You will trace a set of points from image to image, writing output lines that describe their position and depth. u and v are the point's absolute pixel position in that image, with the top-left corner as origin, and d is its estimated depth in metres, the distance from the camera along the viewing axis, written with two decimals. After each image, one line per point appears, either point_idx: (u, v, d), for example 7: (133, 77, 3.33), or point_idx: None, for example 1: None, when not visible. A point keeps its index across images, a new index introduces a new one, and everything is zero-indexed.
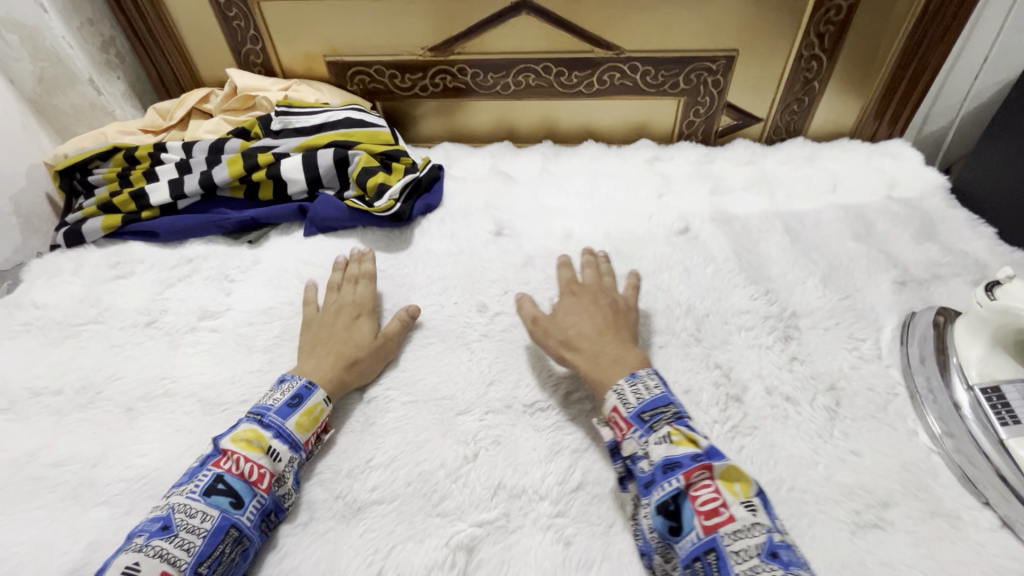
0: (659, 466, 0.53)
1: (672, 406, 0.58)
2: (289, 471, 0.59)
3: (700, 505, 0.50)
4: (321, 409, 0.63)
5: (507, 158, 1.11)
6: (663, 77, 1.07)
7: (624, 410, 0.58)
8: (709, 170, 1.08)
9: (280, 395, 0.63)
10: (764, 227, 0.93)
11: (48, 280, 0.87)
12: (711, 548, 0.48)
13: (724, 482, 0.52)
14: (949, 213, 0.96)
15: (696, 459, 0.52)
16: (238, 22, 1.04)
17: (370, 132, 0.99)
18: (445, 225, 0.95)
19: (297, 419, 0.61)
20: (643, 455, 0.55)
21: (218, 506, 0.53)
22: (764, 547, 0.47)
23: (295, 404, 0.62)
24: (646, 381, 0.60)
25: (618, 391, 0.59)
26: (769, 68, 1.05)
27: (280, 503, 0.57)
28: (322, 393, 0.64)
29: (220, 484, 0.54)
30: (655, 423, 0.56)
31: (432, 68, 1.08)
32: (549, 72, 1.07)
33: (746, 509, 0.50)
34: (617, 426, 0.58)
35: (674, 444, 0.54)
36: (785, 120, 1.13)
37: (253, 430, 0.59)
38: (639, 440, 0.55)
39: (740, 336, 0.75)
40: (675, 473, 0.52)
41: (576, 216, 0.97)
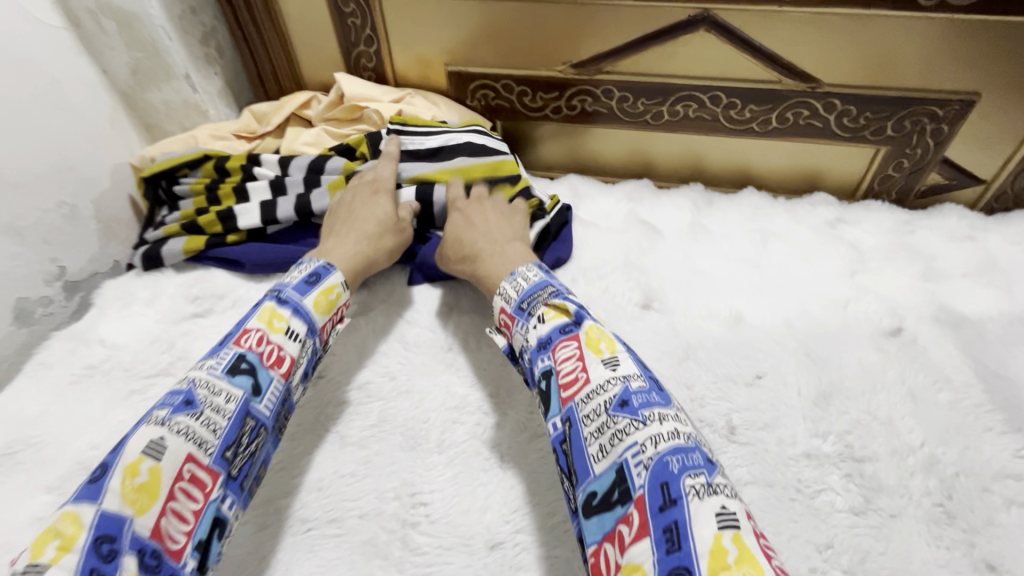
0: (536, 347, 0.52)
1: (551, 287, 0.58)
2: (303, 356, 0.55)
3: (562, 376, 0.48)
4: (338, 292, 0.61)
5: (648, 202, 0.92)
6: (866, 119, 0.83)
7: (507, 306, 0.58)
8: (914, 242, 0.84)
9: (297, 274, 0.59)
10: (1009, 338, 0.69)
11: (120, 310, 0.75)
12: (568, 420, 0.46)
13: (590, 348, 0.49)
14: None
15: (563, 330, 0.51)
16: (353, 20, 0.89)
17: (492, 165, 0.81)
18: (578, 288, 0.77)
19: (315, 297, 0.57)
20: (526, 347, 0.54)
21: (242, 387, 0.48)
22: (614, 402, 0.44)
23: (314, 282, 0.58)
24: (523, 275, 0.60)
25: (502, 291, 0.60)
26: (1018, 120, 0.80)
27: (288, 401, 0.53)
28: (339, 276, 0.62)
29: (243, 363, 0.49)
30: (531, 307, 0.56)
31: (571, 87, 0.89)
32: (717, 102, 0.86)
33: (607, 366, 0.47)
34: (505, 325, 0.58)
35: (545, 322, 0.53)
36: (1019, 187, 0.87)
37: (272, 306, 0.54)
38: (521, 329, 0.55)
39: (1014, 518, 0.53)
40: (546, 351, 0.51)
41: (743, 292, 0.76)
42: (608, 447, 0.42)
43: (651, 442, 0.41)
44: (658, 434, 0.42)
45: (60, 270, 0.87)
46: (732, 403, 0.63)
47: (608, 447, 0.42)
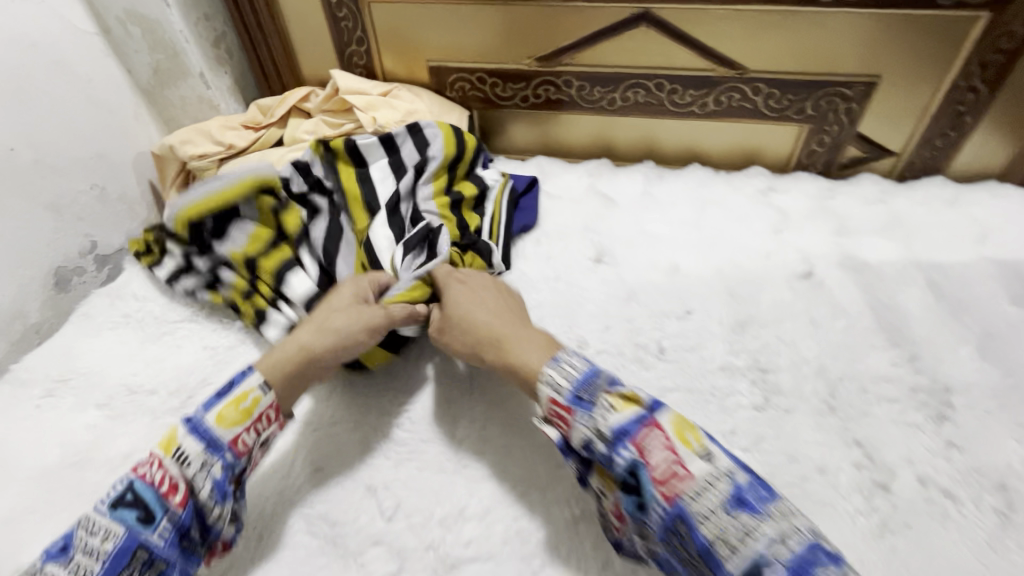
0: (614, 440, 0.51)
1: (605, 374, 0.56)
2: (201, 476, 0.54)
3: (657, 473, 0.49)
4: (252, 398, 0.58)
5: (606, 178, 1.05)
6: (789, 101, 0.97)
7: (560, 397, 0.55)
8: (832, 206, 0.97)
9: None
10: (901, 279, 0.82)
11: (148, 272, 0.88)
12: (680, 519, 0.47)
13: (679, 437, 0.51)
14: None
15: (641, 419, 0.51)
16: (346, 23, 1.03)
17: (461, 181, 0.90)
18: (541, 247, 0.91)
19: (219, 411, 0.56)
20: (593, 435, 0.51)
21: (124, 522, 0.50)
22: (730, 495, 0.47)
23: (221, 394, 0.57)
24: (570, 363, 0.57)
25: (549, 379, 0.56)
26: (915, 98, 0.93)
27: (201, 517, 0.54)
28: (256, 378, 0.59)
29: (128, 496, 0.51)
30: (594, 399, 0.53)
31: (536, 78, 1.03)
32: (661, 89, 1.00)
33: (703, 458, 0.49)
34: (559, 418, 0.54)
35: (616, 411, 0.52)
36: (924, 156, 1.01)
37: (172, 432, 0.55)
38: (584, 421, 0.53)
39: (883, 409, 0.65)
40: (628, 442, 0.50)
41: (682, 248, 0.89)
42: (736, 542, 0.45)
43: (781, 538, 0.45)
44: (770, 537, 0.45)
45: (92, 244, 0.99)
46: (664, 332, 0.76)
47: (739, 539, 0.45)
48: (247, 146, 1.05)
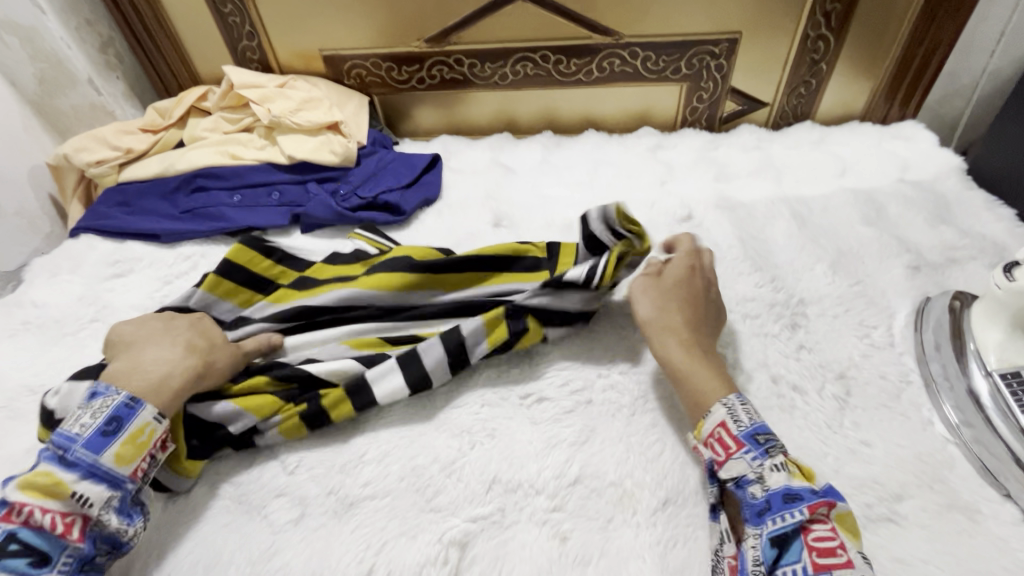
0: (779, 496, 0.49)
1: (782, 437, 0.55)
2: (106, 510, 0.51)
3: (812, 539, 0.46)
4: (148, 431, 0.54)
5: (507, 149, 1.10)
6: (665, 62, 1.04)
7: (733, 428, 0.54)
8: (714, 156, 1.05)
9: (90, 419, 0.53)
10: (770, 213, 0.90)
11: (48, 279, 0.88)
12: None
13: (840, 527, 0.48)
14: (965, 194, 0.92)
15: (819, 494, 0.48)
16: (233, 18, 1.04)
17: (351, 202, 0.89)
18: (442, 219, 0.95)
19: (115, 451, 0.52)
20: (755, 480, 0.51)
21: (14, 569, 0.47)
22: None
23: (110, 432, 0.52)
24: (754, 405, 0.57)
25: (729, 407, 0.56)
26: (774, 50, 1.02)
27: (109, 537, 0.53)
28: (148, 411, 0.55)
29: (11, 544, 0.48)
30: (771, 449, 0.52)
31: (428, 59, 1.06)
32: (547, 60, 1.05)
33: (862, 559, 0.46)
34: (721, 442, 0.54)
35: (791, 476, 0.50)
36: (792, 104, 1.10)
37: (49, 474, 0.50)
38: (752, 462, 0.51)
39: (745, 325, 0.72)
40: (798, 506, 0.48)
41: (576, 206, 0.95)
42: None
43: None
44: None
45: None
46: None
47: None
48: (147, 148, 1.04)
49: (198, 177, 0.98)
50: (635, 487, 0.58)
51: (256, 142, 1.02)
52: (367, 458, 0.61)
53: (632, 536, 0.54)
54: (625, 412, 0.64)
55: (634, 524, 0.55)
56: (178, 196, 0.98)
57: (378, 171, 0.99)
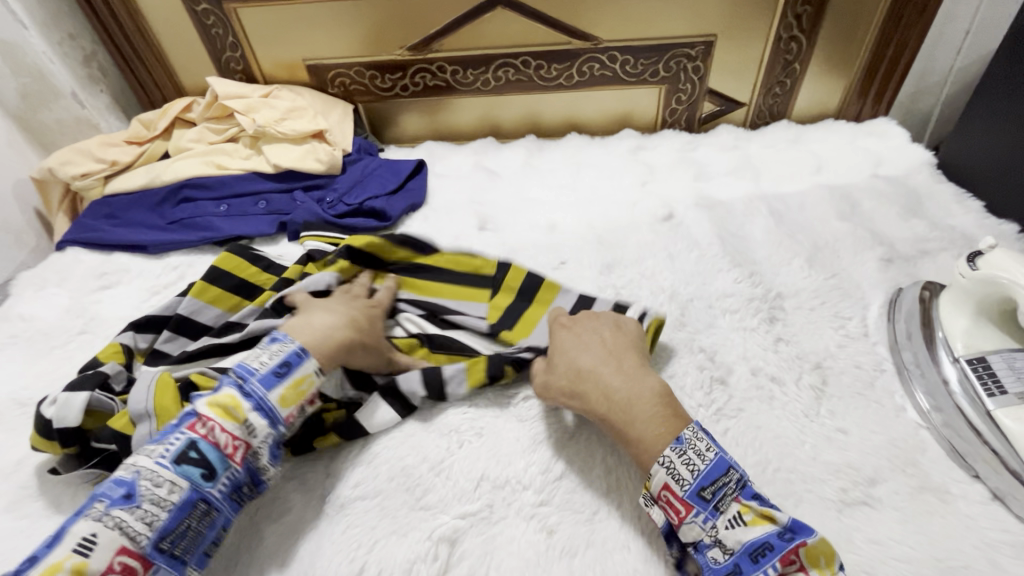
0: (745, 556, 0.46)
1: (733, 469, 0.51)
2: (263, 445, 0.54)
3: None
4: (310, 381, 0.58)
5: (491, 154, 1.11)
6: (643, 65, 1.06)
7: (677, 489, 0.50)
8: (693, 156, 1.07)
9: (267, 359, 0.57)
10: (748, 211, 0.92)
11: (35, 292, 0.88)
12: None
13: (811, 563, 0.45)
14: (935, 188, 0.95)
15: (786, 539, 0.46)
16: (216, 30, 1.05)
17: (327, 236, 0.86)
18: (429, 223, 0.97)
19: (282, 392, 0.56)
20: (714, 543, 0.48)
21: (190, 477, 0.50)
22: None
23: (283, 373, 0.56)
24: (695, 444, 0.51)
25: (668, 466, 0.50)
26: (749, 52, 1.05)
27: (255, 475, 0.55)
28: (313, 364, 0.59)
29: (194, 452, 0.50)
30: (720, 503, 0.49)
31: (411, 67, 1.08)
32: (528, 66, 1.07)
33: None
34: (671, 509, 0.50)
35: (748, 526, 0.47)
36: (768, 104, 1.13)
37: (231, 396, 0.54)
38: (705, 525, 0.48)
39: (724, 319, 0.74)
40: (769, 561, 0.45)
41: (560, 208, 0.97)
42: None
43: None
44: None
45: None
46: None
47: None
48: (132, 160, 1.04)
49: (184, 187, 0.99)
50: (620, 480, 0.59)
51: (242, 152, 1.03)
52: (357, 461, 0.62)
53: (618, 527, 0.56)
54: None
55: (619, 516, 0.57)
56: (165, 208, 0.99)
57: (363, 178, 1.01)
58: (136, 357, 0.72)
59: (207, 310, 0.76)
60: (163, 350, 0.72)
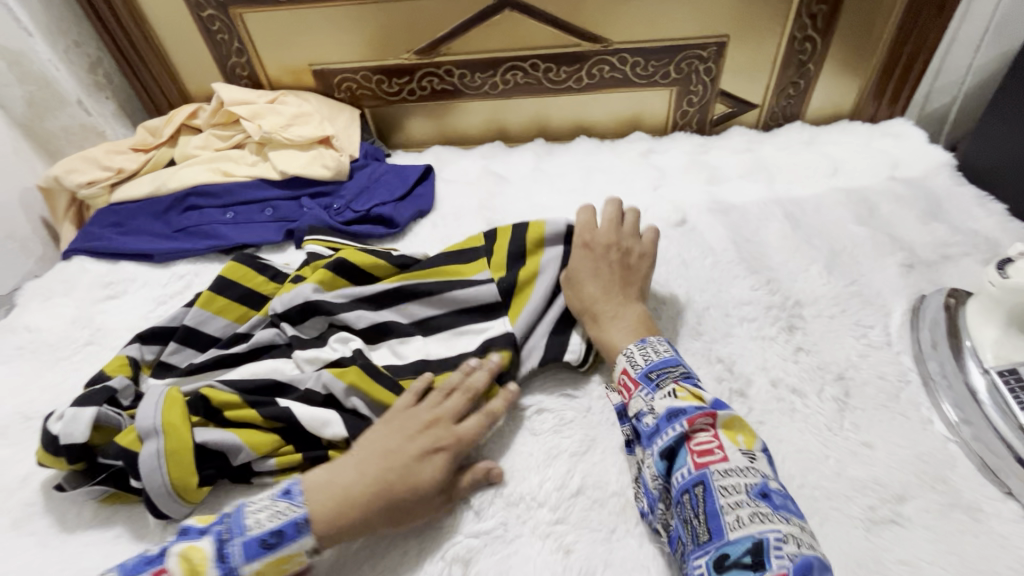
0: (664, 417, 0.53)
1: (681, 366, 0.58)
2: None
3: (695, 445, 0.51)
4: (295, 562, 0.50)
5: (499, 158, 1.10)
6: (653, 67, 1.05)
7: (631, 370, 0.59)
8: (706, 159, 1.05)
9: (263, 518, 0.51)
10: (763, 215, 0.90)
11: (42, 303, 0.87)
12: (699, 483, 0.48)
13: (724, 430, 0.52)
14: (956, 191, 0.92)
15: (700, 408, 0.52)
16: (222, 36, 1.04)
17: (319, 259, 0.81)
18: (437, 230, 0.95)
19: (258, 568, 0.49)
20: (649, 412, 0.55)
21: None
22: (755, 488, 0.47)
23: (268, 546, 0.49)
24: (654, 346, 0.61)
25: (627, 355, 0.61)
26: (762, 53, 1.03)
27: None
28: (306, 542, 0.50)
29: None
30: (661, 380, 0.56)
31: (418, 71, 1.07)
32: (537, 69, 1.05)
33: (744, 454, 0.50)
34: (625, 387, 0.59)
35: (676, 399, 0.54)
36: (781, 106, 1.11)
37: (205, 553, 0.49)
38: (645, 398, 0.56)
39: (742, 328, 0.72)
40: (679, 420, 0.52)
41: (570, 213, 0.95)
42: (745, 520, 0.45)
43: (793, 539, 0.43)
44: (740, 483, 0.47)
45: None
46: None
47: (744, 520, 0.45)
48: (138, 167, 1.03)
49: (191, 195, 0.98)
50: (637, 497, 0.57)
51: (248, 158, 1.02)
52: None
53: (636, 547, 0.54)
54: None
55: (637, 534, 0.55)
56: (171, 216, 0.98)
57: (371, 184, 1.00)
58: (143, 369, 0.72)
59: (214, 321, 0.75)
60: (170, 363, 0.71)
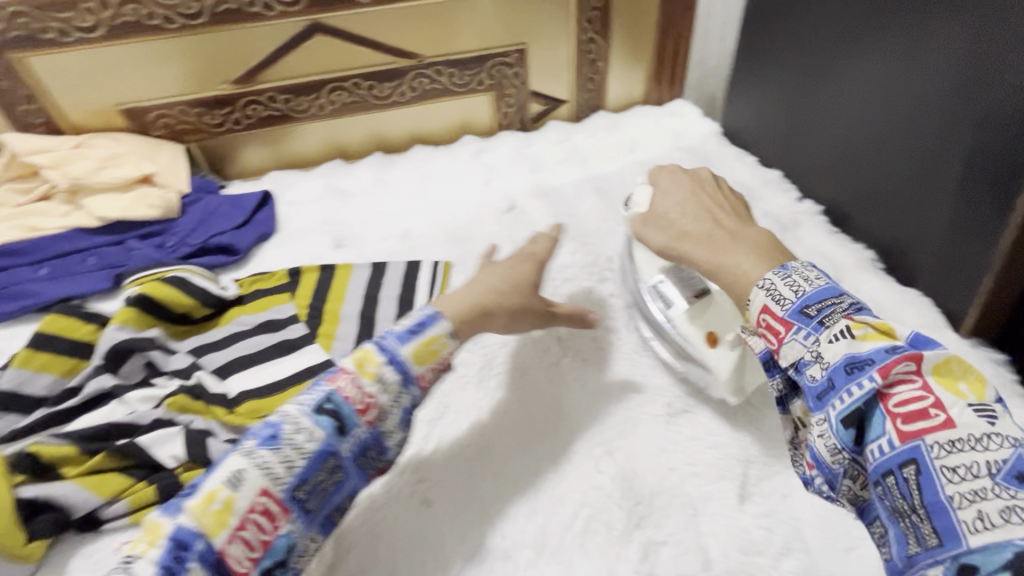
0: (842, 370, 0.41)
1: (844, 296, 0.46)
2: (393, 408, 0.56)
3: (895, 405, 0.39)
4: (441, 342, 0.58)
5: (340, 175, 1.13)
6: (468, 76, 1.15)
7: (778, 308, 0.47)
8: (529, 152, 1.18)
9: (405, 321, 0.59)
10: (578, 192, 1.04)
11: None
12: (912, 460, 0.38)
13: (937, 380, 0.39)
14: (722, 152, 1.13)
15: (895, 350, 0.41)
16: (3, 83, 0.96)
17: (160, 286, 0.77)
18: (283, 250, 0.97)
19: (414, 349, 0.57)
20: (814, 360, 0.44)
21: (324, 430, 0.52)
22: (1006, 466, 0.35)
23: (416, 332, 0.58)
24: (802, 271, 0.48)
25: (768, 287, 0.48)
26: (557, 56, 1.18)
27: (382, 442, 0.56)
28: (444, 324, 0.59)
29: (330, 404, 0.53)
30: (827, 317, 0.44)
31: (240, 100, 1.07)
32: (360, 87, 1.11)
33: (978, 414, 0.37)
34: (767, 330, 0.47)
35: (860, 341, 0.42)
36: (585, 99, 1.27)
37: (370, 353, 0.56)
38: (807, 341, 0.44)
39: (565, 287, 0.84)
40: (869, 371, 0.40)
41: (412, 216, 1.02)
42: (996, 520, 0.34)
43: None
44: (980, 461, 0.36)
45: None
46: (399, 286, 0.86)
47: (988, 519, 0.34)
48: None
49: None
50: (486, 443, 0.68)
51: (60, 209, 0.95)
52: None
53: (485, 483, 0.65)
54: (473, 381, 0.74)
55: (488, 474, 0.65)
56: None
57: (205, 216, 0.99)
58: None
59: (38, 379, 0.71)
60: None
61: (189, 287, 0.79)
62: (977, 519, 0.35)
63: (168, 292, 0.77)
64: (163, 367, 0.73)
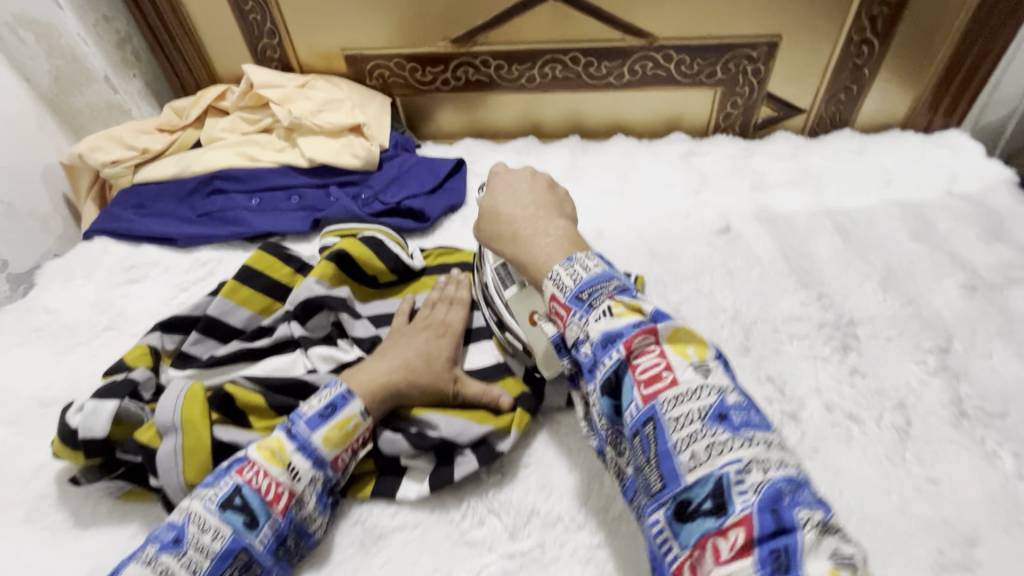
0: (599, 344, 0.46)
1: (616, 279, 0.50)
2: (310, 492, 0.53)
3: (640, 374, 0.44)
4: (355, 423, 0.55)
5: (533, 154, 1.05)
6: (699, 66, 1.00)
7: (561, 294, 0.50)
8: (749, 164, 1.00)
9: (315, 401, 0.56)
10: (812, 226, 0.86)
11: (62, 283, 0.85)
12: (648, 420, 0.42)
13: (670, 346, 0.45)
14: (1018, 209, 0.87)
15: (638, 326, 0.46)
16: (254, 16, 1.01)
17: (356, 245, 0.75)
18: (468, 226, 0.92)
19: (326, 432, 0.54)
20: (583, 339, 0.48)
21: (231, 526, 0.48)
22: (710, 411, 0.41)
23: (327, 415, 0.54)
24: (584, 262, 0.52)
25: (554, 277, 0.52)
26: (814, 55, 0.98)
27: (302, 527, 0.52)
28: (359, 404, 0.56)
29: (237, 498, 0.49)
30: (594, 300, 0.48)
31: (454, 60, 1.03)
32: (577, 62, 1.01)
33: (696, 370, 0.43)
34: (557, 315, 0.51)
35: (613, 317, 0.47)
36: (831, 111, 1.06)
37: (278, 440, 0.53)
38: (579, 323, 0.48)
39: (792, 346, 0.68)
40: (616, 344, 0.45)
41: (608, 216, 0.91)
42: (705, 455, 0.39)
43: (760, 465, 0.38)
44: (693, 410, 0.41)
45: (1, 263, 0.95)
46: None
47: (699, 453, 0.40)
48: (163, 148, 1.00)
49: (215, 179, 0.95)
50: None
51: (276, 144, 0.99)
52: (392, 502, 0.57)
53: None
54: None
55: None
56: (194, 200, 0.95)
57: (401, 175, 0.96)
58: (163, 359, 0.69)
59: (238, 312, 0.72)
60: (192, 354, 0.69)
61: (381, 250, 0.77)
62: (691, 458, 0.40)
63: (363, 251, 0.75)
64: (349, 331, 0.70)
